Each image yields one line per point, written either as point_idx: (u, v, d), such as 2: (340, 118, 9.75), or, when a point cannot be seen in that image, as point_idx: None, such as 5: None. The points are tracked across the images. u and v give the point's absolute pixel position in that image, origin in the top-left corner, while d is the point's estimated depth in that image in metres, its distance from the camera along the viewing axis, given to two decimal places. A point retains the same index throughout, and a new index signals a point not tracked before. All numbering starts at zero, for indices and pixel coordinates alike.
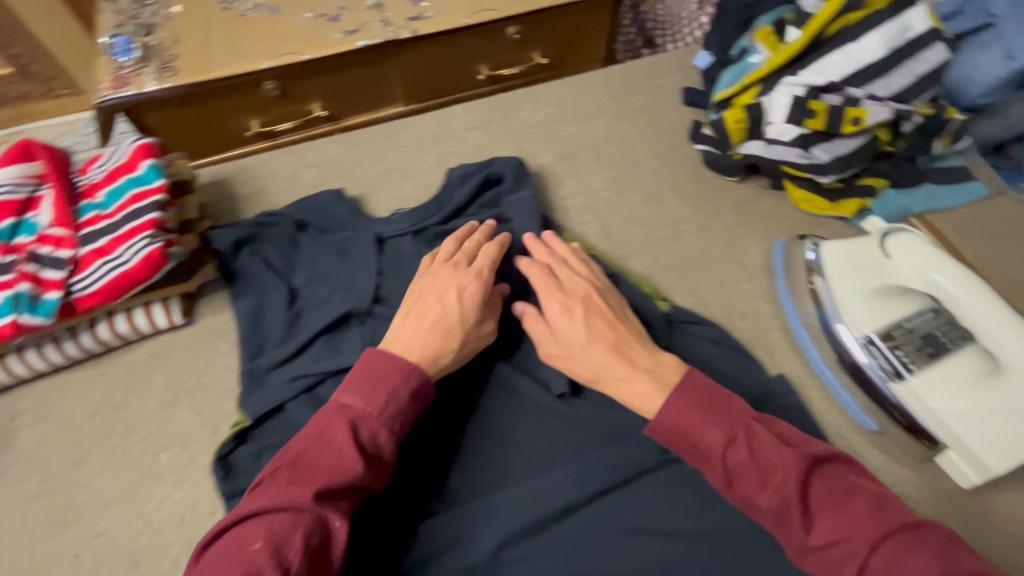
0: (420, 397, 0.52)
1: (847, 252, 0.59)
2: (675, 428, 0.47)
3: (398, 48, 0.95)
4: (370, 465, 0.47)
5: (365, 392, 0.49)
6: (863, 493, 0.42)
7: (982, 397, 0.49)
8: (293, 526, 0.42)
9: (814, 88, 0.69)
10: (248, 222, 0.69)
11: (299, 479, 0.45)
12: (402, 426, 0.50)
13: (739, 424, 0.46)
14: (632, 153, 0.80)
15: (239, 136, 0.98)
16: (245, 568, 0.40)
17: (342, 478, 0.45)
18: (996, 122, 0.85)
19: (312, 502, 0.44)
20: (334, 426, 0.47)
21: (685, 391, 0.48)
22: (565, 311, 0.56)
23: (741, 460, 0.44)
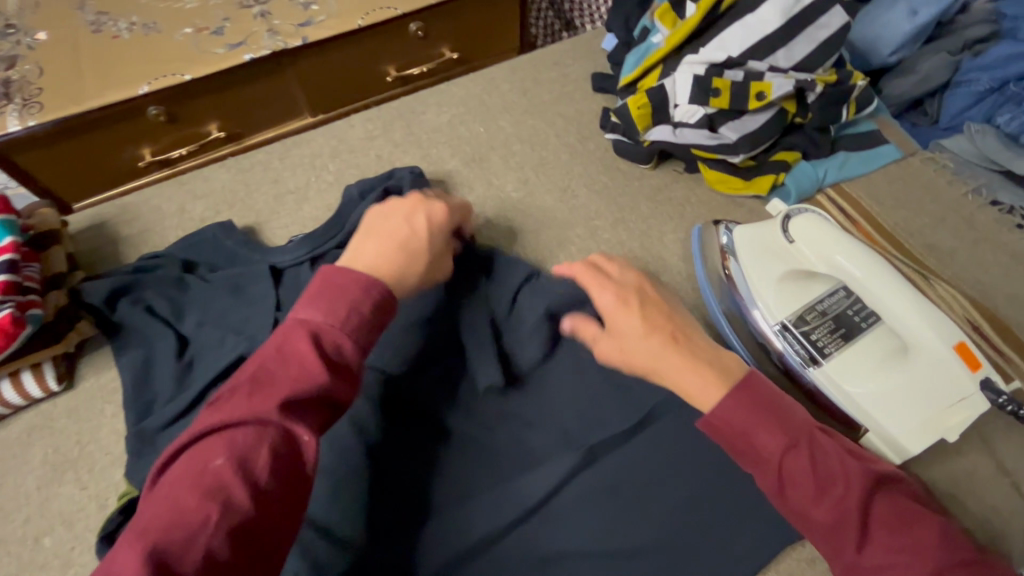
0: (385, 308, 0.49)
1: (752, 238, 0.56)
2: (728, 429, 0.45)
3: (291, 58, 0.89)
4: (338, 374, 0.44)
5: (325, 305, 0.46)
6: (926, 521, 0.41)
7: (893, 377, 0.48)
8: (258, 440, 0.39)
9: (715, 66, 0.67)
10: (127, 269, 0.64)
11: (260, 392, 0.41)
12: (369, 337, 0.47)
13: (802, 432, 0.44)
14: (542, 149, 0.76)
15: (132, 167, 0.91)
16: (207, 484, 0.37)
17: (308, 388, 0.42)
18: (910, 78, 0.81)
19: (277, 415, 0.40)
20: (293, 341, 0.44)
21: (742, 388, 0.46)
22: (622, 303, 0.53)
23: (801, 466, 0.43)
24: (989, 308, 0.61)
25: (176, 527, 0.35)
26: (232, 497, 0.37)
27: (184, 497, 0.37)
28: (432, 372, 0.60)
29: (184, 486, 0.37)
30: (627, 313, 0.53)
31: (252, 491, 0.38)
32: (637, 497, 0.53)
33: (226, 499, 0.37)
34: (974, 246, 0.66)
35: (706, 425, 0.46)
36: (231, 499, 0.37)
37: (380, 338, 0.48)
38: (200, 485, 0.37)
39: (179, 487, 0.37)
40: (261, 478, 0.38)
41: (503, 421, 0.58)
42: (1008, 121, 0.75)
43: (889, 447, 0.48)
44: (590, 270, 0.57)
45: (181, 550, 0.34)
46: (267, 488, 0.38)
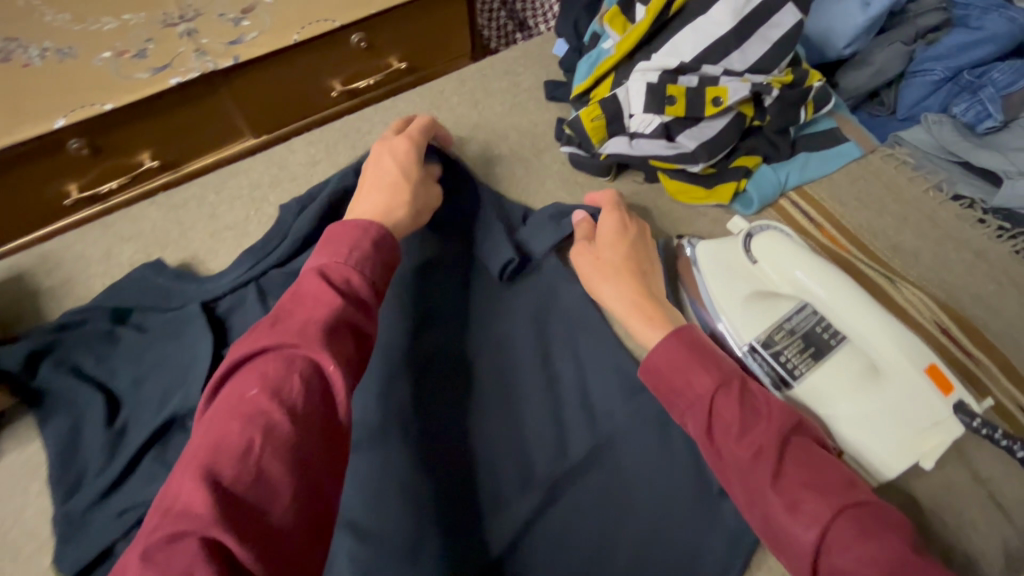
0: (387, 248, 0.49)
1: (715, 256, 0.55)
2: (665, 378, 0.47)
3: (224, 78, 0.84)
4: (353, 305, 0.44)
5: (329, 249, 0.47)
6: (837, 466, 0.42)
7: (864, 398, 0.47)
8: (287, 370, 0.38)
9: (668, 72, 0.64)
10: (49, 325, 0.58)
11: (281, 328, 0.41)
12: (375, 272, 0.47)
13: (732, 375, 0.46)
14: (497, 165, 0.72)
15: (58, 206, 0.85)
16: (244, 411, 0.36)
17: (328, 313, 0.41)
18: (865, 70, 0.79)
19: (304, 339, 0.40)
20: (303, 280, 0.44)
21: (678, 337, 0.48)
22: (623, 235, 0.58)
23: (731, 407, 0.44)
24: (955, 308, 0.60)
25: (221, 451, 0.34)
26: (271, 421, 0.36)
27: (227, 426, 0.35)
28: (392, 412, 0.55)
29: (223, 417, 0.36)
30: (622, 244, 0.57)
31: (290, 412, 0.36)
32: (610, 539, 0.50)
33: (268, 422, 0.36)
34: (938, 243, 0.65)
35: (645, 374, 0.49)
36: (271, 420, 0.36)
37: (387, 276, 0.49)
38: (240, 411, 0.36)
39: (219, 418, 0.36)
40: (298, 400, 0.37)
41: (470, 461, 0.53)
42: (964, 111, 0.74)
43: (866, 471, 0.47)
44: (612, 203, 0.61)
45: (234, 470, 0.33)
46: (303, 412, 0.37)
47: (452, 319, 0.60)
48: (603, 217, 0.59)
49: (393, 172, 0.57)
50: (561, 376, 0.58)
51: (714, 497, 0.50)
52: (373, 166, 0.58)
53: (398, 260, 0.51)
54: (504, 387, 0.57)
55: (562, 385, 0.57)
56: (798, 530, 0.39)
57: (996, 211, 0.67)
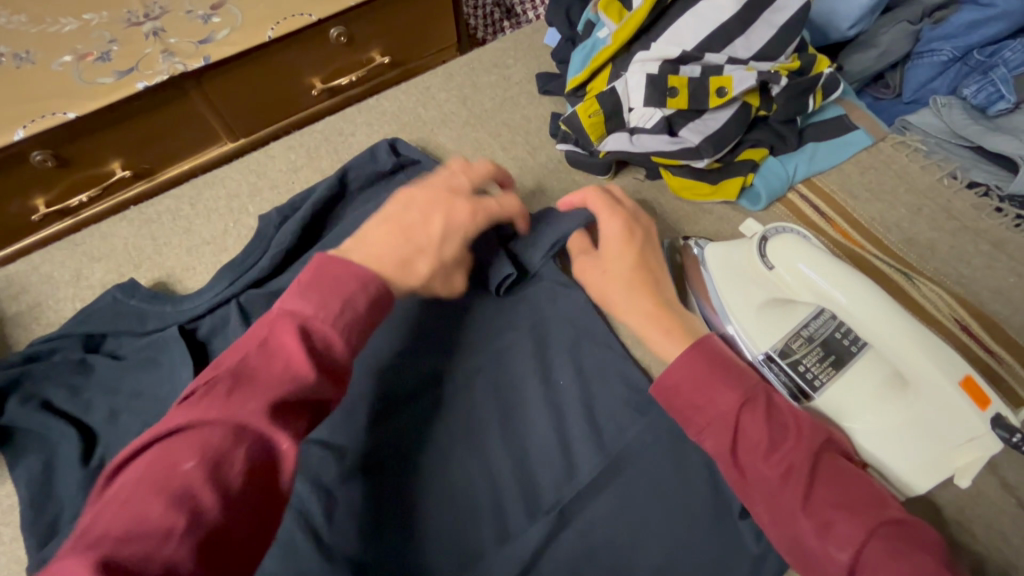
0: (382, 308, 0.41)
1: (726, 260, 0.52)
2: (680, 388, 0.45)
3: (195, 81, 0.79)
4: (327, 375, 0.36)
5: (317, 296, 0.38)
6: (866, 480, 0.39)
7: (890, 411, 0.44)
8: (234, 444, 0.31)
9: (668, 62, 0.60)
10: (16, 357, 0.54)
11: (242, 390, 0.33)
12: (363, 340, 0.39)
13: (758, 391, 0.43)
14: (489, 165, 0.69)
15: (26, 221, 0.81)
16: (170, 487, 0.29)
17: (297, 387, 0.34)
18: (870, 53, 0.75)
19: (262, 414, 0.33)
20: (278, 331, 0.36)
21: (698, 348, 0.46)
22: (625, 231, 0.54)
23: (755, 422, 0.41)
24: (975, 304, 0.58)
25: (133, 539, 0.27)
26: (201, 506, 0.29)
27: (149, 499, 0.28)
28: (394, 437, 0.53)
29: (142, 491, 0.28)
30: (627, 246, 0.54)
31: (225, 500, 0.30)
32: (619, 565, 0.47)
33: (197, 508, 0.29)
34: (954, 235, 0.62)
35: (659, 388, 0.46)
36: (200, 508, 0.29)
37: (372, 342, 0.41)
38: (166, 487, 0.29)
39: (140, 491, 0.29)
40: (239, 485, 0.30)
41: (473, 485, 0.51)
42: (974, 93, 0.70)
43: (894, 486, 0.44)
44: (599, 196, 0.56)
45: (143, 561, 0.26)
46: (238, 504, 0.30)
47: (447, 337, 0.57)
48: (604, 220, 0.55)
49: (434, 236, 0.48)
50: (565, 391, 0.55)
51: (731, 515, 0.48)
52: (420, 215, 0.48)
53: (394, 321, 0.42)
54: (505, 404, 0.55)
55: (566, 402, 0.54)
56: (834, 551, 0.36)
57: (1013, 199, 0.64)
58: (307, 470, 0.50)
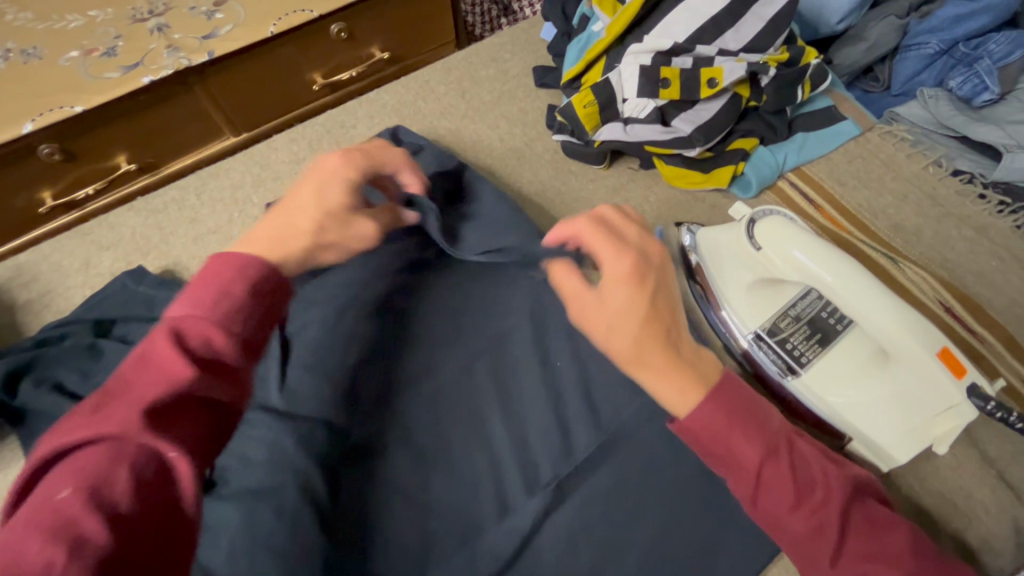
0: (270, 292, 0.40)
1: (716, 243, 0.54)
2: (700, 434, 0.40)
3: (199, 75, 0.80)
4: (211, 373, 0.35)
5: (191, 296, 0.37)
6: (898, 527, 0.39)
7: (872, 385, 0.47)
8: (113, 461, 0.30)
9: (661, 54, 0.62)
10: (30, 342, 0.56)
11: (111, 405, 0.32)
12: (248, 327, 0.38)
13: (779, 438, 0.40)
14: (488, 156, 0.70)
15: (34, 214, 0.83)
16: (45, 523, 0.27)
17: (171, 389, 0.33)
18: (859, 46, 0.77)
19: (135, 426, 0.31)
20: (150, 341, 0.35)
21: (717, 391, 0.40)
22: (633, 275, 0.41)
23: (780, 475, 0.39)
24: (959, 287, 0.60)
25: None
26: (85, 532, 0.27)
27: (22, 540, 0.27)
28: (399, 415, 0.55)
29: (17, 533, 0.27)
30: (635, 293, 0.40)
31: (112, 523, 0.28)
32: (615, 537, 0.49)
33: (79, 534, 0.27)
34: (939, 221, 0.64)
35: (679, 428, 0.40)
36: (83, 536, 0.27)
37: (267, 327, 0.39)
38: (40, 521, 0.27)
39: (14, 531, 0.27)
40: (123, 503, 0.29)
41: (473, 461, 0.53)
42: (960, 84, 0.72)
43: (876, 455, 0.47)
44: (598, 229, 0.44)
45: None
46: (129, 520, 0.29)
47: (445, 319, 0.59)
48: (607, 254, 0.42)
49: (307, 206, 0.44)
50: (562, 371, 0.57)
51: (723, 487, 0.50)
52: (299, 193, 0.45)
53: (288, 296, 0.42)
54: (504, 385, 0.56)
55: (564, 383, 0.56)
56: None
57: (996, 186, 0.66)
58: (315, 447, 0.52)
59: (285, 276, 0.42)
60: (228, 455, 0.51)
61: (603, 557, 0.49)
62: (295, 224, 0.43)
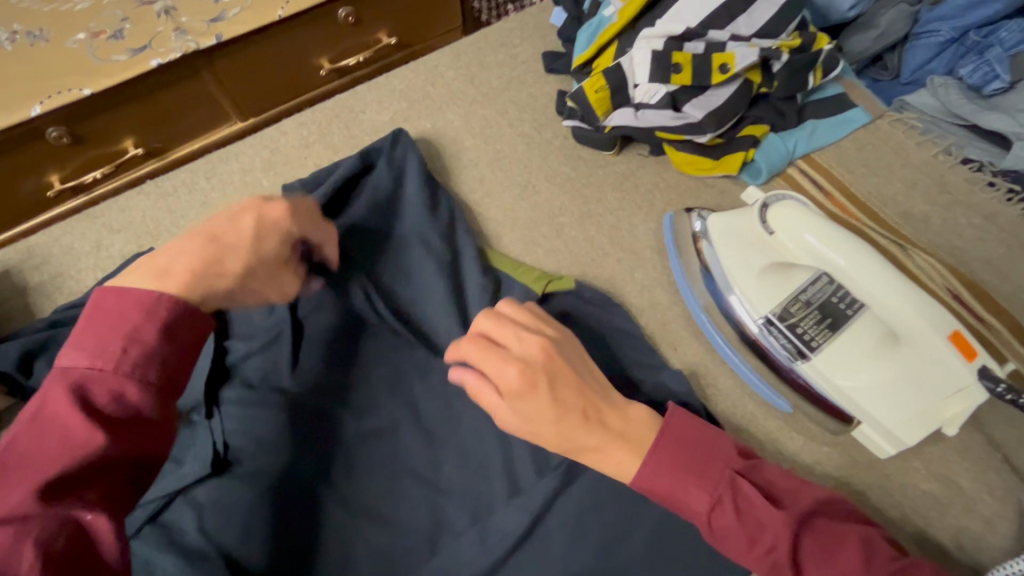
0: (185, 334, 0.39)
1: (727, 229, 0.54)
2: (655, 491, 0.42)
3: (205, 59, 0.80)
4: (122, 430, 0.34)
5: (91, 346, 0.36)
6: (852, 535, 0.39)
7: (882, 367, 0.47)
8: (15, 546, 0.28)
9: (673, 39, 0.62)
10: (42, 323, 0.56)
11: (7, 478, 0.31)
12: (159, 373, 0.36)
13: (724, 481, 0.41)
14: (497, 142, 0.70)
15: (42, 198, 0.82)
16: None
17: (79, 453, 0.32)
18: (870, 33, 0.76)
19: (41, 500, 0.30)
20: (48, 400, 0.33)
21: (656, 450, 0.42)
22: (525, 382, 0.41)
23: (727, 523, 0.40)
24: (967, 274, 0.60)
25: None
26: None
27: None
28: (411, 398, 0.55)
29: None
30: (533, 401, 0.41)
31: None
32: (624, 516, 0.50)
33: None
34: (948, 209, 0.64)
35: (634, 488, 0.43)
36: None
37: (184, 370, 0.38)
38: None
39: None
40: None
41: (483, 443, 0.54)
42: (971, 72, 0.72)
43: (885, 438, 0.49)
44: (482, 344, 0.43)
45: None
46: None
47: (454, 305, 0.58)
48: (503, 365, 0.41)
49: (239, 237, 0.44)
50: None
51: None
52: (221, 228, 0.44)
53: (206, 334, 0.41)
54: None
55: None
56: None
57: (1005, 174, 0.66)
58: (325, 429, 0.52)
59: (203, 315, 0.40)
60: (240, 436, 0.51)
61: (612, 536, 0.49)
62: (216, 271, 0.41)
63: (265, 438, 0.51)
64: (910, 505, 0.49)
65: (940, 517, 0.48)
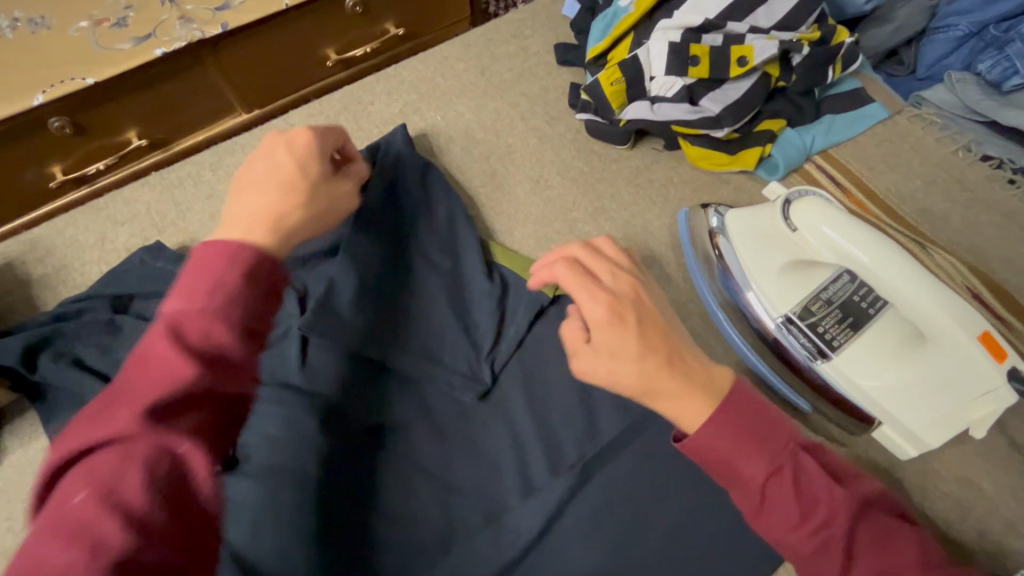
0: (270, 274, 0.38)
1: (747, 225, 0.53)
2: (709, 449, 0.36)
3: (210, 49, 0.79)
4: (215, 367, 0.33)
5: (184, 284, 0.35)
6: (909, 535, 0.35)
7: (907, 368, 0.46)
8: (123, 468, 0.29)
9: (691, 30, 0.61)
10: (47, 316, 0.55)
11: (116, 405, 0.31)
12: (248, 313, 0.35)
13: (787, 453, 0.36)
14: (509, 135, 0.69)
15: (44, 189, 0.81)
16: (65, 530, 0.27)
17: (179, 386, 0.32)
18: (886, 27, 0.74)
19: (147, 427, 0.30)
20: (149, 336, 0.33)
21: (725, 408, 0.37)
22: (613, 315, 0.39)
23: (783, 495, 0.35)
24: (987, 273, 0.59)
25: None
26: (100, 541, 0.27)
27: (44, 548, 0.27)
28: (424, 394, 0.54)
29: (38, 539, 0.27)
30: (618, 333, 0.39)
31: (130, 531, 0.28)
32: (638, 515, 0.49)
33: (94, 545, 0.27)
34: (967, 206, 0.63)
35: (682, 446, 0.37)
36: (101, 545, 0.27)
37: (271, 311, 0.38)
38: (60, 529, 0.27)
39: (34, 539, 0.27)
40: (140, 509, 0.28)
41: (496, 441, 0.53)
42: (990, 68, 0.70)
43: (907, 440, 0.47)
44: (575, 274, 0.42)
45: None
46: (147, 524, 0.28)
47: (466, 302, 0.58)
48: (587, 297, 0.40)
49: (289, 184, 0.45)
50: None
51: None
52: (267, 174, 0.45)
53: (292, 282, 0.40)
54: (526, 367, 0.56)
55: None
56: None
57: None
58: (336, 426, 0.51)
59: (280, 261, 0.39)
60: (250, 432, 0.50)
61: (628, 537, 0.49)
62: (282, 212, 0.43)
63: (273, 436, 0.50)
64: (930, 507, 0.48)
65: (960, 521, 0.47)
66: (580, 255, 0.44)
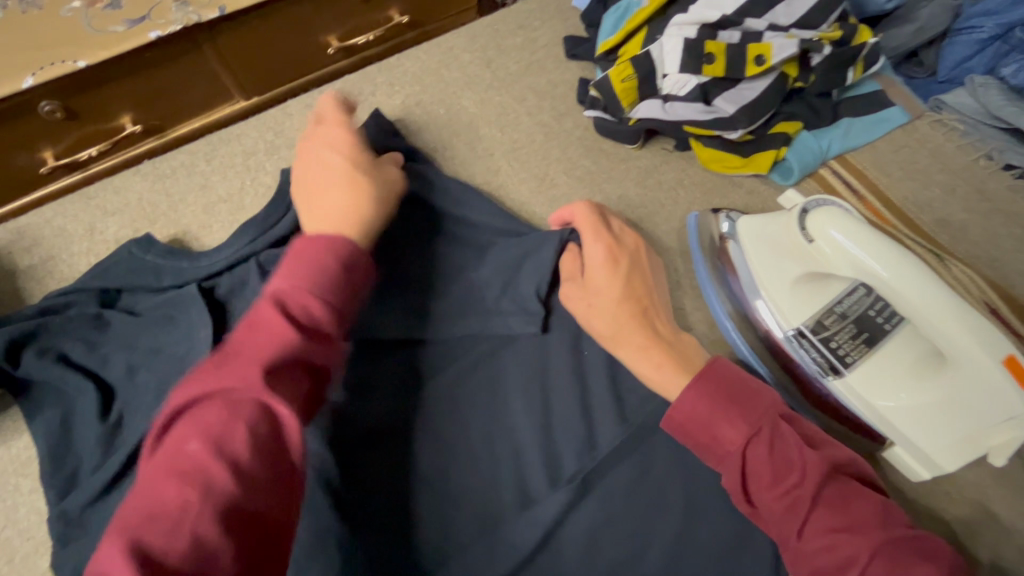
0: (359, 260, 0.43)
1: (761, 230, 0.51)
2: (690, 423, 0.43)
3: (207, 32, 0.76)
4: (313, 337, 0.38)
5: (288, 269, 0.40)
6: (869, 496, 0.37)
7: (925, 390, 0.44)
8: (233, 421, 0.32)
9: (708, 26, 0.58)
10: (30, 310, 0.53)
11: (228, 364, 0.35)
12: (340, 294, 0.40)
13: (765, 419, 0.41)
14: (514, 130, 0.67)
15: (35, 174, 0.79)
16: (181, 469, 0.30)
17: (284, 349, 0.36)
18: (906, 28, 0.71)
19: (253, 382, 0.34)
20: (258, 308, 0.38)
21: (705, 377, 0.44)
22: (613, 258, 0.54)
23: (759, 459, 0.40)
24: (1006, 288, 0.57)
25: (152, 518, 0.28)
26: (211, 480, 0.30)
27: (162, 485, 0.30)
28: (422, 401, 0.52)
29: (156, 475, 0.30)
30: (610, 272, 0.53)
31: (236, 473, 0.31)
32: (640, 531, 0.48)
33: (207, 481, 0.30)
34: (988, 217, 0.61)
35: (672, 423, 0.44)
36: (213, 483, 0.30)
37: (356, 295, 0.43)
38: (178, 469, 0.30)
39: (153, 476, 0.30)
40: (242, 454, 0.31)
41: (496, 449, 0.51)
42: (1015, 72, 0.66)
43: (919, 462, 0.46)
44: (589, 217, 0.56)
45: (165, 538, 0.28)
46: (251, 470, 0.31)
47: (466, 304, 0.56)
48: (590, 239, 0.55)
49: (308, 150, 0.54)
50: (589, 362, 0.54)
51: None
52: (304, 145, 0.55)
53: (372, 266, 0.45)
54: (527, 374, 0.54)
55: (590, 370, 0.54)
56: None
57: None
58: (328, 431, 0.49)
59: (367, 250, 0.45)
60: None
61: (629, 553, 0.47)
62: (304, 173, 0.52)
63: None
64: (941, 530, 0.46)
65: (971, 546, 0.46)
66: (600, 207, 0.58)
